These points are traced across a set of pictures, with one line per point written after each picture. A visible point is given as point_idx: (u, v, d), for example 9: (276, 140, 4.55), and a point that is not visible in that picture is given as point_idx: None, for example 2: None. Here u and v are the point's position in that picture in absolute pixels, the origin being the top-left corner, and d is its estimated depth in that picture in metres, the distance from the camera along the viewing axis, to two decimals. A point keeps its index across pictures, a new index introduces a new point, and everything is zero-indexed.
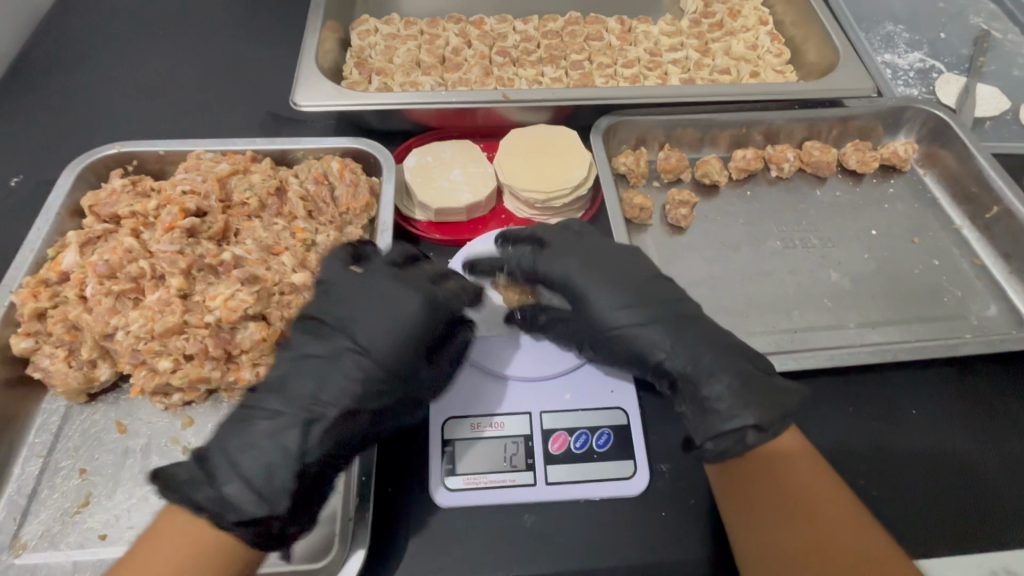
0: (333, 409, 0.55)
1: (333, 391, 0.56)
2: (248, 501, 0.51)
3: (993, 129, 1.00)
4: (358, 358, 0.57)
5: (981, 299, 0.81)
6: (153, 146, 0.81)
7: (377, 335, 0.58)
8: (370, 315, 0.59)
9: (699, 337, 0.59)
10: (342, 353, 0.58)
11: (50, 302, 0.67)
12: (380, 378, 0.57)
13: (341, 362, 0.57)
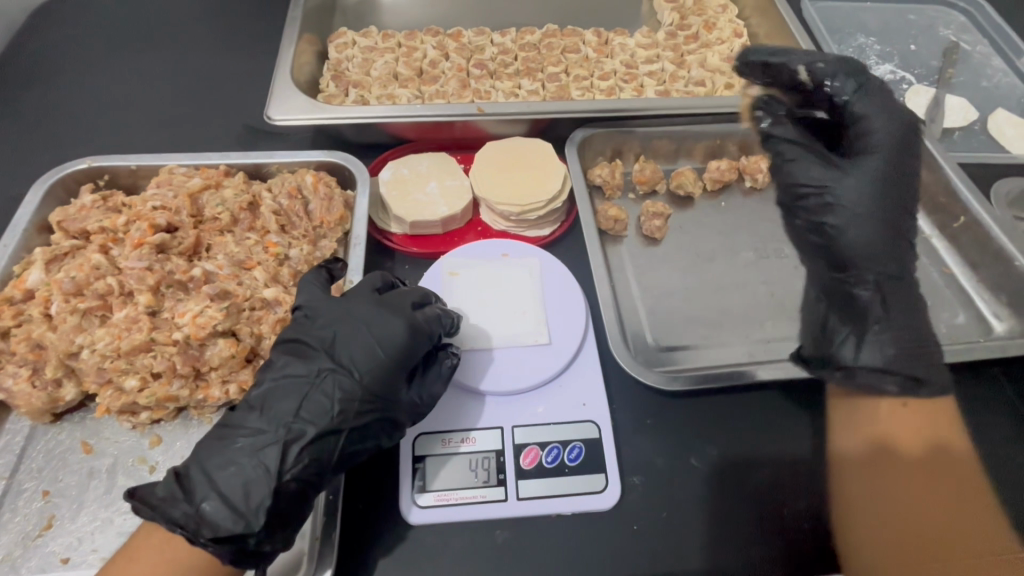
0: (315, 426, 0.56)
1: (320, 410, 0.57)
2: (229, 517, 0.51)
3: (961, 139, 1.03)
4: (337, 377, 0.59)
5: (949, 307, 0.82)
6: (125, 161, 0.80)
7: (361, 358, 0.60)
8: (354, 336, 0.61)
9: None
10: (326, 373, 0.59)
11: (14, 320, 0.66)
12: (358, 397, 0.58)
13: (323, 381, 0.58)
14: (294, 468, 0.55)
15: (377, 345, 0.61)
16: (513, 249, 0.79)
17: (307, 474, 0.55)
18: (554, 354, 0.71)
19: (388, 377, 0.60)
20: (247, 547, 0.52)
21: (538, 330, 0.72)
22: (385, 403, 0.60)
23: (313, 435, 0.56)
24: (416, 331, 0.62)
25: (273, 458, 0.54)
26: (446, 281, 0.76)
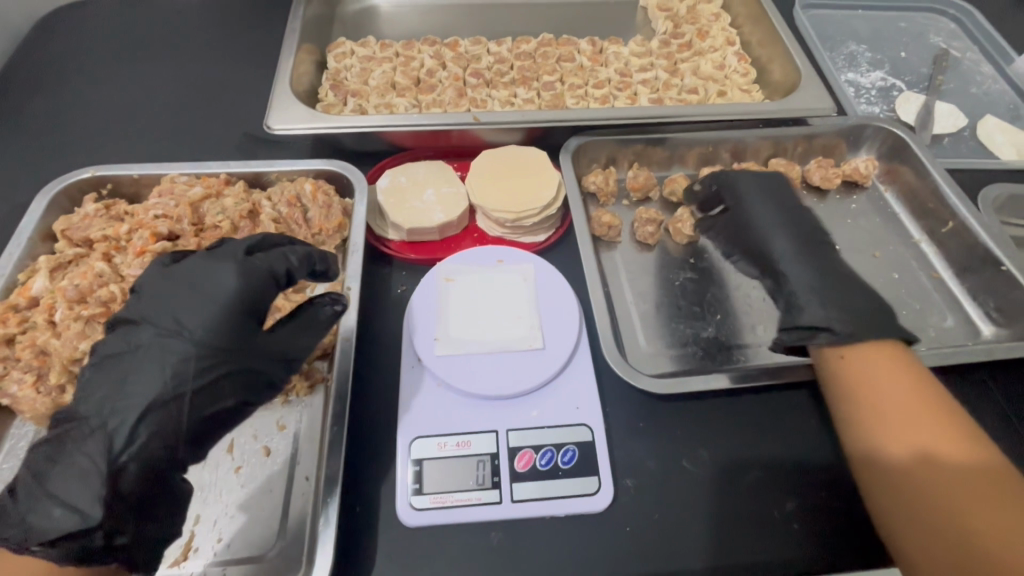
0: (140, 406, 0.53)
1: (161, 380, 0.54)
2: (66, 515, 0.50)
3: (951, 145, 1.04)
4: (173, 345, 0.56)
5: (937, 311, 0.84)
6: (127, 170, 0.82)
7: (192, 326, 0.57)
8: (183, 303, 0.58)
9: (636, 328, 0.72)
10: (161, 342, 0.56)
11: (19, 327, 0.67)
12: (200, 358, 0.56)
13: (147, 357, 0.55)
14: (143, 446, 0.53)
15: (219, 307, 0.58)
16: (508, 255, 0.81)
17: (156, 449, 0.54)
18: (548, 358, 0.72)
19: (231, 335, 0.58)
20: (93, 545, 0.51)
21: (532, 334, 0.73)
22: (232, 362, 0.57)
23: (155, 410, 0.54)
24: (251, 287, 0.60)
25: (111, 438, 0.52)
26: (442, 286, 0.77)
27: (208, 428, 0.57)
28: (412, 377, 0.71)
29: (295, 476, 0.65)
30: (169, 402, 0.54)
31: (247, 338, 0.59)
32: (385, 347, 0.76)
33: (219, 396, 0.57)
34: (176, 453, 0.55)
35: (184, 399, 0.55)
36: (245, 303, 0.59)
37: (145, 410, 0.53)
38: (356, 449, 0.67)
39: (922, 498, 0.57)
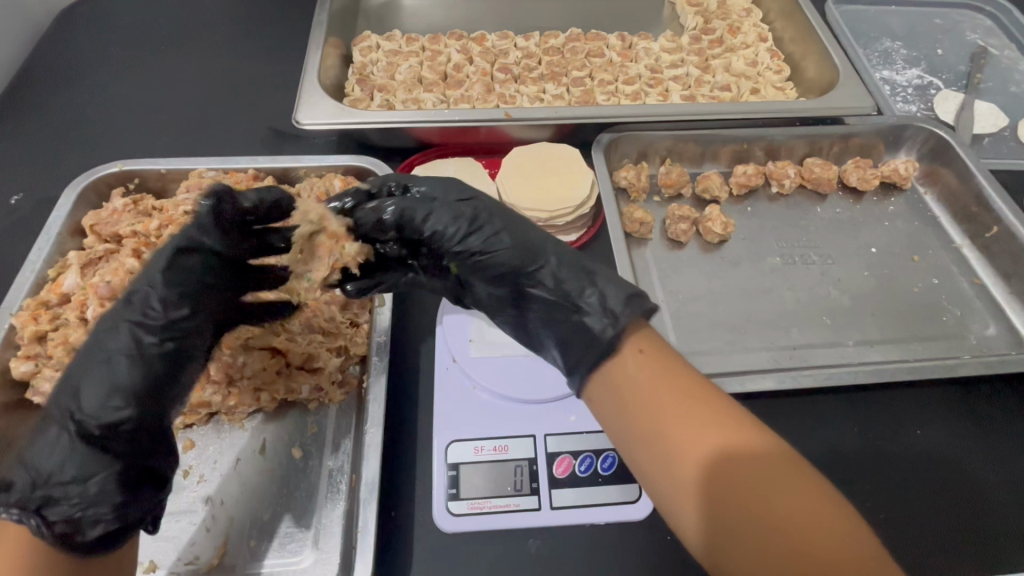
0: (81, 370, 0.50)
1: (96, 352, 0.50)
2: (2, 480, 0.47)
3: (992, 145, 1.01)
4: (109, 313, 0.52)
5: (981, 318, 0.81)
6: (155, 165, 0.81)
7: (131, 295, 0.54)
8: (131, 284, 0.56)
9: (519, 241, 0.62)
10: (104, 314, 0.52)
11: (50, 324, 0.66)
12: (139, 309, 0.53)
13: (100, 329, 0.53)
14: (72, 406, 0.48)
15: (147, 270, 0.53)
16: None
17: (77, 409, 0.48)
18: None
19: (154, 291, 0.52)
20: (2, 505, 0.44)
21: None
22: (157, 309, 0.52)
23: (93, 371, 0.49)
24: (180, 241, 0.54)
25: (49, 406, 0.49)
26: None
27: (132, 385, 0.49)
28: (445, 379, 0.70)
29: (327, 478, 0.64)
30: (101, 363, 0.49)
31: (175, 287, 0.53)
32: (416, 347, 0.74)
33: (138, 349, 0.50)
34: (96, 414, 0.48)
35: (97, 357, 0.50)
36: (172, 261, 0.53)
37: (86, 375, 0.49)
38: (392, 452, 0.66)
39: (743, 544, 0.47)
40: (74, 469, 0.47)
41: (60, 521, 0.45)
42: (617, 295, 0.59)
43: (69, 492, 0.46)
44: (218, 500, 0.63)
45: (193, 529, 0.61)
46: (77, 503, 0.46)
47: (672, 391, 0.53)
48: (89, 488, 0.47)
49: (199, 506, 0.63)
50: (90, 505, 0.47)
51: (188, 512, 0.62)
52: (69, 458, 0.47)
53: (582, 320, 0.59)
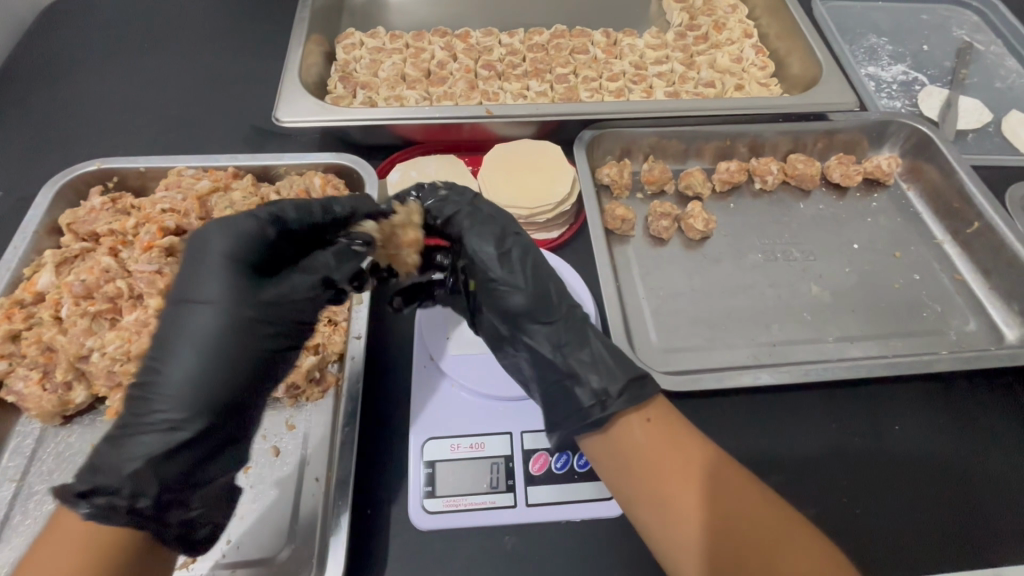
0: (169, 365, 0.49)
1: (186, 350, 0.49)
2: (103, 473, 0.46)
3: (975, 141, 1.01)
4: (191, 313, 0.50)
5: (961, 314, 0.81)
6: (134, 163, 0.80)
7: (215, 284, 0.51)
8: (201, 268, 0.51)
9: (540, 293, 0.64)
10: (177, 311, 0.50)
11: (24, 323, 0.66)
12: (237, 310, 0.51)
13: (183, 317, 0.50)
14: (178, 413, 0.48)
15: (213, 261, 0.51)
16: None
17: (189, 417, 0.49)
18: None
19: (250, 292, 0.52)
20: (119, 505, 0.46)
21: None
22: (260, 309, 0.53)
23: (189, 373, 0.49)
24: (245, 236, 0.53)
25: (141, 415, 0.48)
26: None
27: (241, 388, 0.51)
28: (423, 377, 0.70)
29: (304, 476, 0.64)
30: (198, 369, 0.49)
31: (263, 287, 0.53)
32: (395, 345, 0.74)
33: (245, 348, 0.51)
34: (210, 419, 0.50)
35: (200, 355, 0.49)
36: (240, 254, 0.52)
37: (182, 380, 0.49)
38: (368, 449, 0.66)
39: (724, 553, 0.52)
40: (190, 475, 0.50)
41: (176, 524, 0.50)
42: (618, 377, 0.60)
43: (185, 497, 0.50)
44: None
45: None
46: (194, 508, 0.50)
47: (661, 421, 0.58)
48: (206, 494, 0.51)
49: None
50: (206, 506, 0.51)
51: None
52: (186, 463, 0.49)
53: (579, 387, 0.60)
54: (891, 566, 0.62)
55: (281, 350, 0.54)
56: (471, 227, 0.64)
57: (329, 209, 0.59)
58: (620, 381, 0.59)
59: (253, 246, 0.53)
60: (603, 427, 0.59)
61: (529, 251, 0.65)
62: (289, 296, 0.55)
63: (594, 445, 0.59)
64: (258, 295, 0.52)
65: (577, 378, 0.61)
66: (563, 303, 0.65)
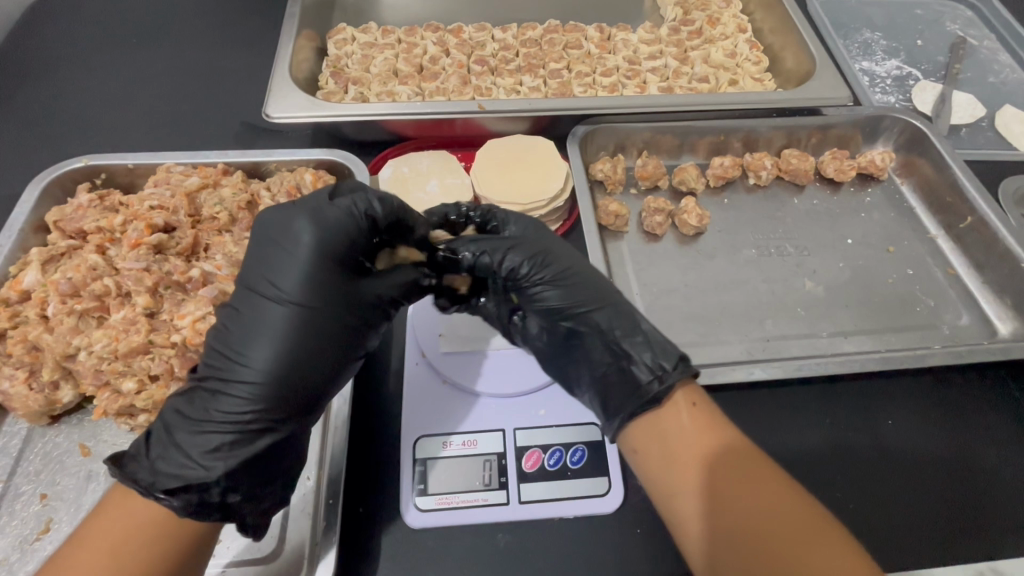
0: (254, 360, 0.52)
1: (271, 343, 0.53)
2: (190, 468, 0.50)
3: (968, 136, 1.01)
4: (278, 308, 0.54)
5: (954, 308, 0.81)
6: (122, 159, 0.79)
7: (296, 280, 0.54)
8: (281, 264, 0.55)
9: (574, 284, 0.64)
10: (265, 306, 0.54)
11: (10, 322, 0.65)
12: (316, 306, 0.54)
13: (264, 311, 0.54)
14: (264, 404, 0.52)
15: (301, 258, 0.55)
16: None
17: (274, 409, 0.52)
18: None
19: (334, 290, 0.56)
20: (209, 500, 0.50)
21: None
22: (344, 307, 0.56)
23: (275, 367, 0.52)
24: (340, 231, 0.57)
25: (227, 406, 0.51)
26: None
27: (322, 377, 0.54)
28: (415, 374, 0.69)
29: (292, 475, 0.60)
30: (282, 362, 0.52)
31: (350, 285, 0.57)
32: (387, 342, 0.74)
33: (327, 342, 0.55)
34: (292, 410, 0.53)
35: (284, 351, 0.53)
36: (328, 251, 0.56)
37: (266, 372, 0.52)
38: (360, 448, 0.66)
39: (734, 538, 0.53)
40: (270, 467, 0.53)
41: (259, 513, 0.53)
42: (672, 352, 0.62)
43: (267, 488, 0.53)
44: None
45: None
46: (275, 498, 0.53)
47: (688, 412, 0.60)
48: (288, 484, 0.54)
49: None
50: (286, 496, 0.54)
51: None
52: (265, 454, 0.52)
53: (633, 367, 0.62)
54: (884, 562, 0.61)
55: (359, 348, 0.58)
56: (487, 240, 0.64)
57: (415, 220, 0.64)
58: (669, 355, 0.61)
59: (342, 242, 0.57)
60: (660, 399, 0.60)
61: (543, 245, 0.66)
62: (372, 297, 0.58)
63: (634, 434, 0.61)
64: (334, 296, 0.55)
65: (629, 362, 0.62)
66: (596, 285, 0.65)
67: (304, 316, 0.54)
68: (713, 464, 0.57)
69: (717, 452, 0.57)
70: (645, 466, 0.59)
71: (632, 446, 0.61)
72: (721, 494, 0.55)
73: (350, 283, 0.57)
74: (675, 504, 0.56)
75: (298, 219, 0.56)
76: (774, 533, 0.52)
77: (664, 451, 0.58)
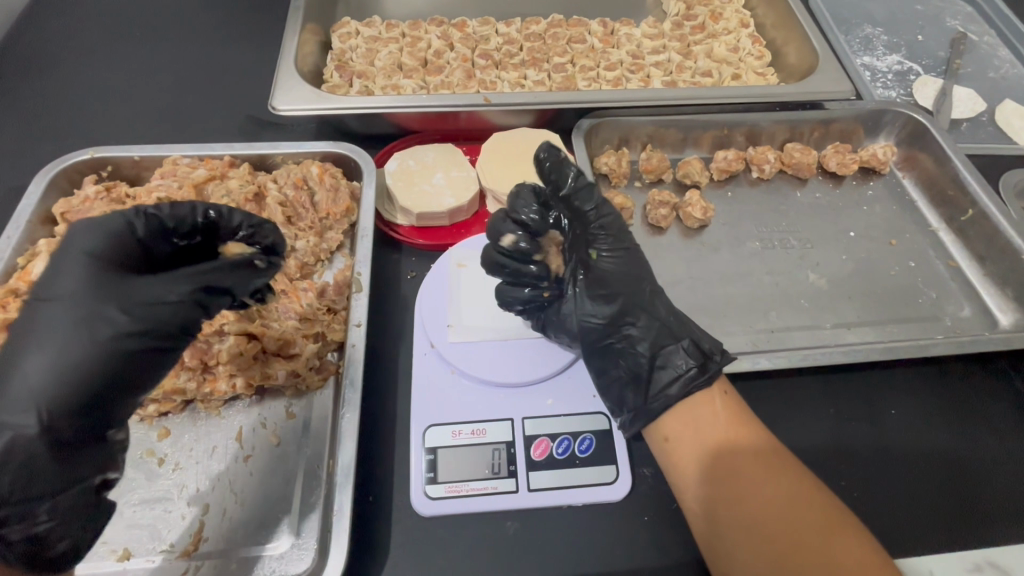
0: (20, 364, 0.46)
1: (42, 349, 0.46)
2: None
3: (969, 130, 1.02)
4: (46, 310, 0.47)
5: (955, 300, 0.82)
6: (128, 152, 0.79)
7: (66, 280, 0.48)
8: (53, 269, 0.49)
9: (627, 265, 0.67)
10: (30, 311, 0.48)
11: (19, 312, 0.65)
12: (81, 301, 0.48)
13: (42, 309, 0.48)
14: (22, 418, 0.44)
15: (72, 255, 0.50)
16: None
17: (29, 422, 0.44)
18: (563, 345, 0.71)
19: (103, 286, 0.49)
20: None
21: None
22: (118, 304, 0.49)
23: (30, 376, 0.45)
24: (109, 232, 0.52)
25: None
26: (454, 272, 0.76)
27: (104, 382, 0.47)
28: (424, 364, 0.70)
29: (305, 463, 0.64)
30: (44, 367, 0.45)
31: (124, 283, 0.50)
32: (395, 334, 0.75)
33: (96, 342, 0.47)
34: (50, 421, 0.45)
35: (52, 352, 0.46)
36: (106, 252, 0.51)
37: (25, 378, 0.45)
38: (370, 438, 0.66)
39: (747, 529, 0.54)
40: (30, 490, 0.45)
41: (22, 540, 0.46)
42: (716, 341, 0.65)
43: (30, 512, 0.46)
44: (193, 488, 0.62)
45: (169, 517, 0.61)
46: (41, 523, 0.47)
47: (726, 407, 0.61)
48: (54, 508, 0.47)
49: (175, 494, 0.62)
50: (55, 521, 0.47)
51: (164, 499, 0.62)
52: (20, 475, 0.44)
53: (682, 348, 0.63)
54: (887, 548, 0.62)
55: (137, 350, 0.49)
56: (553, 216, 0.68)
57: (220, 215, 0.57)
58: (711, 341, 0.64)
59: (120, 244, 0.52)
60: (710, 377, 0.61)
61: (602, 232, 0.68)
62: (157, 295, 0.51)
63: (668, 423, 0.62)
64: (107, 293, 0.49)
65: (676, 347, 0.63)
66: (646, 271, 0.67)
67: (70, 312, 0.47)
68: (734, 457, 0.58)
69: (739, 447, 0.59)
70: (669, 457, 0.61)
71: (665, 434, 0.61)
72: (742, 486, 0.56)
73: (126, 282, 0.50)
74: (695, 496, 0.58)
75: (66, 231, 0.51)
76: (788, 530, 0.53)
77: (688, 444, 0.60)
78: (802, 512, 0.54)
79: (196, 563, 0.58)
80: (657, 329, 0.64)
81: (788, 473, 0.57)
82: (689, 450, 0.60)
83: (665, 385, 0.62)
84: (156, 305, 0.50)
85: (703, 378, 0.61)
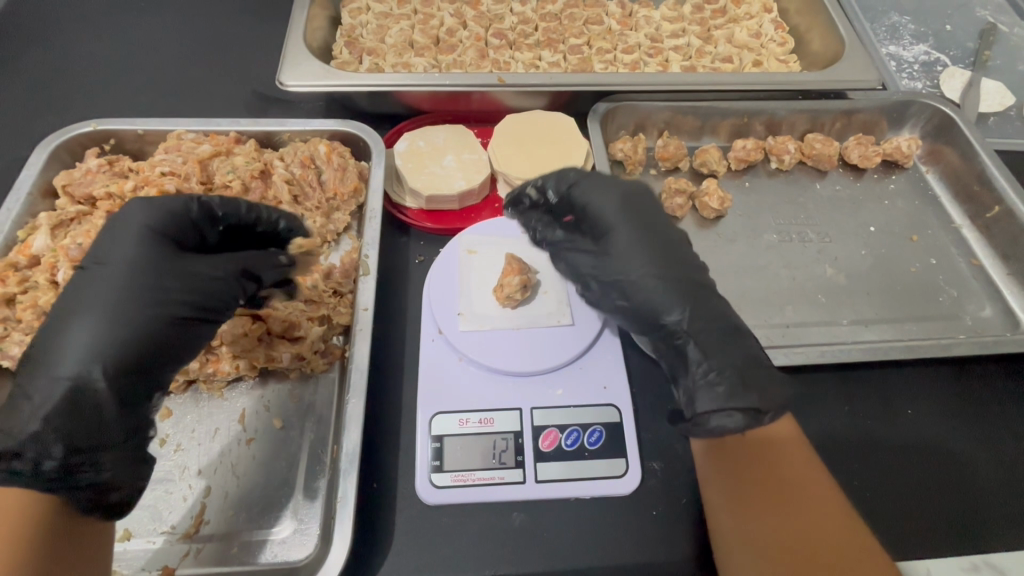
0: (83, 328, 0.49)
1: (98, 314, 0.50)
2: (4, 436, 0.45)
3: (996, 125, 0.99)
4: (99, 279, 0.52)
5: (977, 299, 0.80)
6: (131, 125, 0.77)
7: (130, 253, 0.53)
8: (116, 242, 0.53)
9: (655, 258, 0.63)
10: (89, 278, 0.52)
11: (19, 287, 0.65)
12: (140, 275, 0.52)
13: (101, 281, 0.52)
14: (79, 371, 0.48)
15: (131, 229, 0.54)
16: None
17: (92, 375, 0.48)
18: (576, 334, 0.69)
19: (159, 260, 0.54)
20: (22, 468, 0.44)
21: (559, 311, 0.70)
22: (174, 278, 0.54)
23: (83, 332, 0.49)
24: (168, 211, 0.56)
25: (45, 371, 0.48)
26: (464, 259, 0.74)
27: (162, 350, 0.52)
28: (431, 350, 0.68)
29: (309, 449, 0.63)
30: (100, 332, 0.49)
31: (179, 258, 0.55)
32: (402, 319, 0.73)
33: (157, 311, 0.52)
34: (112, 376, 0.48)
35: (117, 317, 0.50)
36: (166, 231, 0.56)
37: (75, 342, 0.49)
38: (374, 425, 0.65)
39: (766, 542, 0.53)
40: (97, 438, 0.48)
41: (88, 488, 0.47)
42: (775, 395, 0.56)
43: (97, 459, 0.48)
44: (194, 470, 0.61)
45: (170, 498, 0.60)
46: (107, 470, 0.48)
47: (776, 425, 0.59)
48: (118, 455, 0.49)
49: (176, 476, 0.61)
50: (118, 468, 0.49)
51: (166, 481, 0.61)
52: (91, 425, 0.47)
53: (714, 392, 0.56)
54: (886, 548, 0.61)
55: (187, 317, 0.53)
56: (592, 195, 0.67)
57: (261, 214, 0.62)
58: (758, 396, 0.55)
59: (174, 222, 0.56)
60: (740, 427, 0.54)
61: (650, 229, 0.65)
62: (207, 271, 0.56)
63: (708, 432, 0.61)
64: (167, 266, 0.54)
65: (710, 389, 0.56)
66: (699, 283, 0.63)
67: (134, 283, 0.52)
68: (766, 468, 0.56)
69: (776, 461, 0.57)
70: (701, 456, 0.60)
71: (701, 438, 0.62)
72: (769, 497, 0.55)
73: (182, 259, 0.55)
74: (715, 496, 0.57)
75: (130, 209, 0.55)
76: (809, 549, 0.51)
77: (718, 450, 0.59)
78: (816, 518, 0.53)
79: (195, 547, 0.57)
80: (738, 342, 0.59)
81: (810, 480, 0.55)
82: (708, 442, 0.60)
83: (716, 396, 0.56)
84: (214, 281, 0.55)
85: (756, 421, 0.54)
